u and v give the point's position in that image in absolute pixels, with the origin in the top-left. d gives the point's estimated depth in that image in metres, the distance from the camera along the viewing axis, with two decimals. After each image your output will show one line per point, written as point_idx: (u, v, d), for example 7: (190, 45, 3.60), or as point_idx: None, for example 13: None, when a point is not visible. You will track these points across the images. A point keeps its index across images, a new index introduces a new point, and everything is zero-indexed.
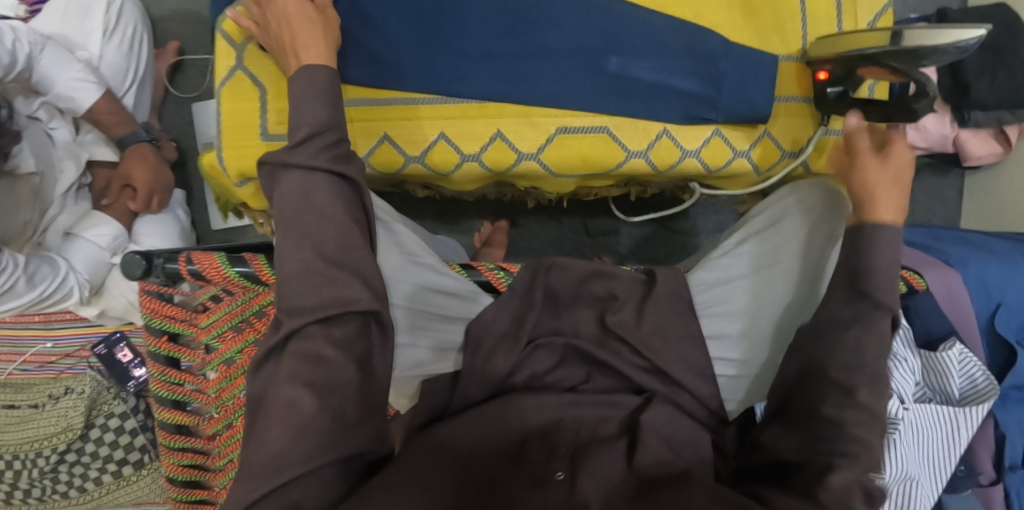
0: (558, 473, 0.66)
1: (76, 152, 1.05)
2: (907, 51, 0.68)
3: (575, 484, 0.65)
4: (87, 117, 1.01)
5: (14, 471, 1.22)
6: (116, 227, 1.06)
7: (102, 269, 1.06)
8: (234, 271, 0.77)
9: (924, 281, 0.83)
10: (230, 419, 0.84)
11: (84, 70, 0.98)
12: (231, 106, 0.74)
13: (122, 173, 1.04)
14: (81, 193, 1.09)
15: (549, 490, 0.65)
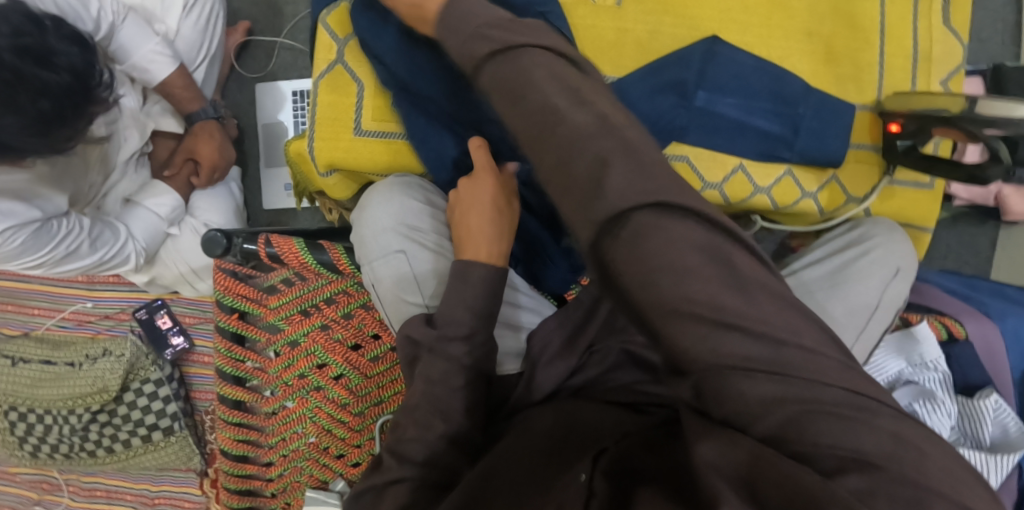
0: (580, 474, 0.54)
1: (144, 121, 1.07)
2: (985, 118, 0.72)
3: (601, 481, 0.52)
4: (160, 90, 1.02)
5: (45, 425, 1.23)
6: (176, 199, 1.08)
7: (158, 238, 1.07)
8: (313, 258, 0.80)
9: (965, 329, 0.87)
10: (287, 399, 0.88)
11: (161, 44, 0.99)
12: (328, 98, 0.77)
13: (189, 146, 1.08)
14: (142, 162, 1.10)
15: (567, 489, 0.52)
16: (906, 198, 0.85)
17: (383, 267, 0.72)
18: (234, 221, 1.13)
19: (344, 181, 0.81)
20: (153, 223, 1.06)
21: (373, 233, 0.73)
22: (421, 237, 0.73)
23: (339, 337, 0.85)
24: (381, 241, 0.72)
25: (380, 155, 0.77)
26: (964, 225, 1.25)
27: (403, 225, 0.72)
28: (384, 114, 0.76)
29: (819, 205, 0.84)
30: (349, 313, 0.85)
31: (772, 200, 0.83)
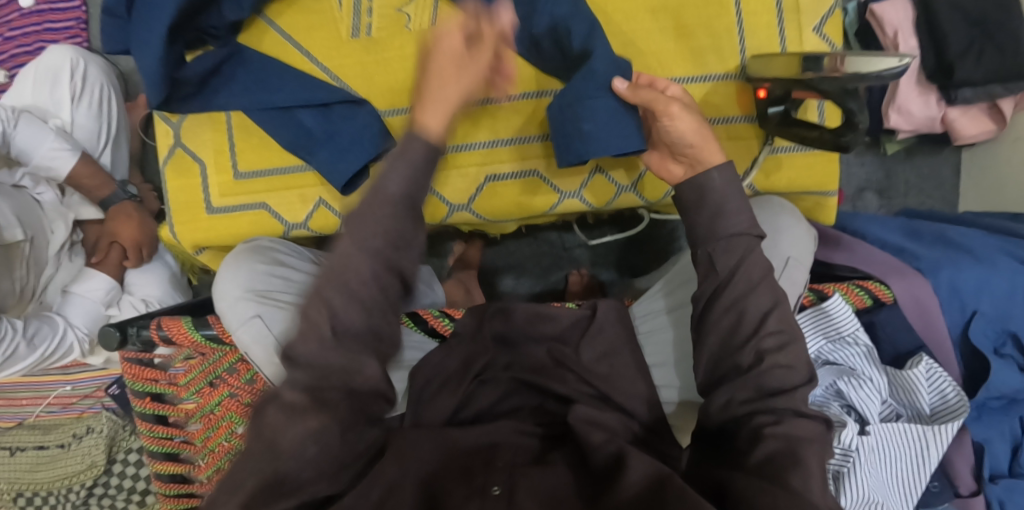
0: (495, 488, 0.64)
1: (62, 213, 1.10)
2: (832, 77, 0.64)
3: (514, 499, 0.63)
4: (69, 182, 1.05)
5: (49, 505, 1.30)
6: (110, 283, 1.11)
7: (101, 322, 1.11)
8: (200, 334, 0.81)
9: (892, 292, 0.79)
10: (219, 465, 0.90)
11: (59, 139, 1.03)
12: (177, 184, 0.81)
13: (109, 231, 1.09)
14: (75, 250, 1.14)
15: (487, 502, 0.62)
16: (795, 166, 0.79)
17: (245, 335, 0.70)
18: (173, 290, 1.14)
19: (217, 255, 0.86)
20: (92, 310, 1.09)
21: (229, 306, 0.72)
22: (273, 298, 0.73)
23: (249, 401, 0.87)
24: (235, 312, 0.72)
25: (236, 228, 0.82)
26: (922, 156, 1.22)
27: (255, 291, 0.73)
28: (230, 189, 0.81)
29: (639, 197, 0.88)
30: (253, 377, 0.86)
31: (637, 196, 0.87)
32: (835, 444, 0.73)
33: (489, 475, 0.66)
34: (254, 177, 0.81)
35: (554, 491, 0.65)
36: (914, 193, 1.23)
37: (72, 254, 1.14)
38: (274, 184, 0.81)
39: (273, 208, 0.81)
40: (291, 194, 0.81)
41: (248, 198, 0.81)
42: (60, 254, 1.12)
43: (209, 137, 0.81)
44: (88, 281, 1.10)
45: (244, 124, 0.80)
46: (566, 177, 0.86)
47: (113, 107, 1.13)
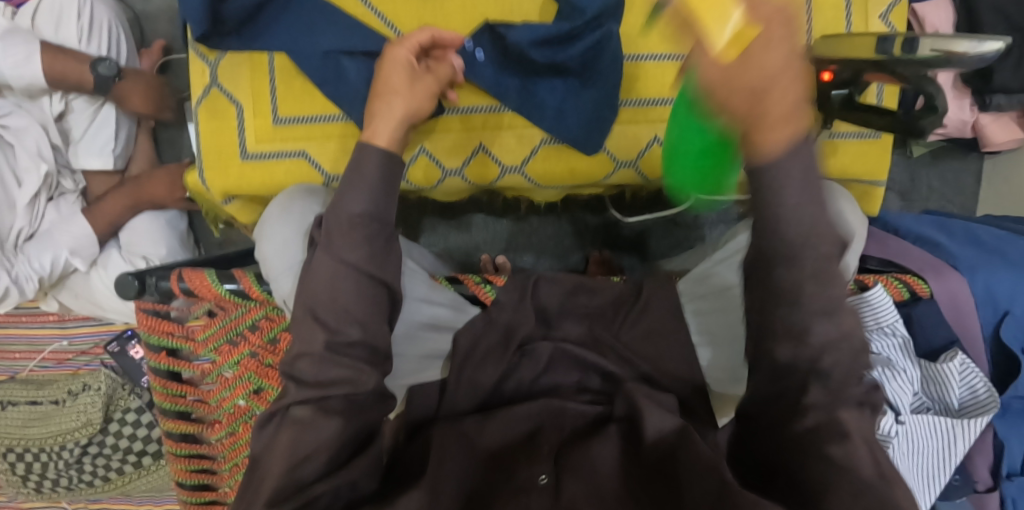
0: (541, 478, 0.67)
1: (35, 164, 1.03)
2: (920, 61, 0.63)
3: (559, 488, 0.66)
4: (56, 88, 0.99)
5: (41, 462, 1.26)
6: (87, 232, 1.06)
7: (58, 267, 1.05)
8: (224, 288, 0.78)
9: (928, 287, 0.80)
10: (234, 427, 0.86)
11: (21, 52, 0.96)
12: (211, 126, 0.78)
13: (137, 189, 1.08)
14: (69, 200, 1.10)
15: (533, 495, 0.66)
16: (849, 153, 0.79)
17: (287, 281, 0.72)
18: (173, 245, 1.12)
19: (247, 205, 0.83)
20: (54, 251, 1.03)
21: (276, 250, 0.73)
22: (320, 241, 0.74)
23: (270, 361, 0.84)
24: (284, 256, 0.72)
25: (270, 175, 0.79)
26: (946, 161, 1.23)
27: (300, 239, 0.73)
28: (267, 135, 0.78)
29: (704, 171, 0.86)
30: (276, 336, 0.83)
31: None
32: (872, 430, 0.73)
33: (534, 467, 0.68)
34: (293, 124, 0.78)
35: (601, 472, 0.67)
36: (934, 198, 1.24)
37: (60, 203, 1.09)
38: (314, 132, 0.78)
39: (312, 157, 0.79)
40: (332, 145, 0.78)
41: (285, 145, 0.78)
42: (45, 200, 1.07)
43: (247, 78, 0.77)
44: (68, 222, 1.05)
45: (286, 67, 0.77)
46: (623, 144, 0.85)
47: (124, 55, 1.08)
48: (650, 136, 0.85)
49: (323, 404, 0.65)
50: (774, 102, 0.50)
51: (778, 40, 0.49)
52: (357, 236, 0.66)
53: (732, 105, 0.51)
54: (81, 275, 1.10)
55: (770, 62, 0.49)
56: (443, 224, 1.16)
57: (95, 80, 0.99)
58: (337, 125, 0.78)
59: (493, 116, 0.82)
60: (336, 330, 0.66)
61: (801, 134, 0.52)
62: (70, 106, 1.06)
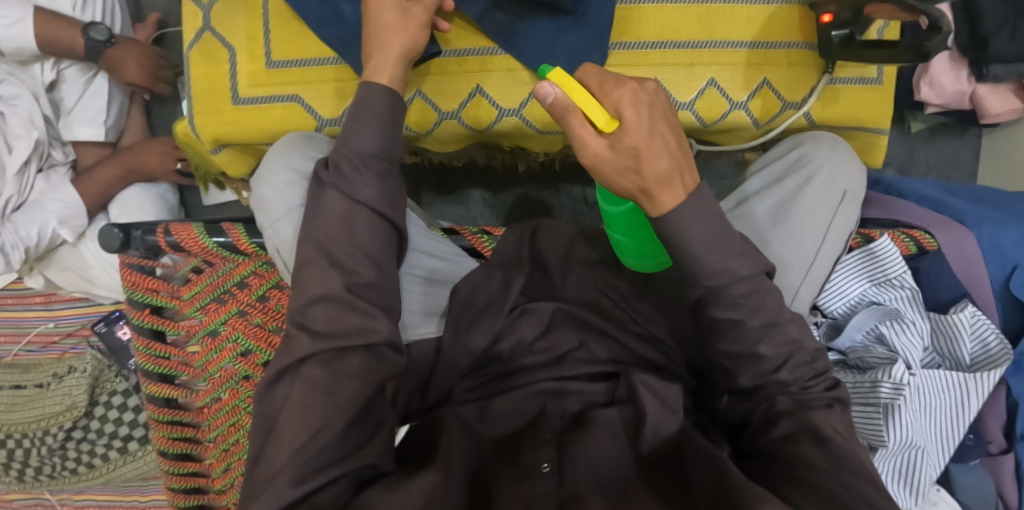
0: (544, 465, 0.65)
1: (26, 130, 1.01)
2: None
3: (563, 474, 0.64)
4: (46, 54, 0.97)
5: (24, 448, 1.22)
6: (77, 202, 1.04)
7: (47, 236, 1.03)
8: (213, 241, 0.76)
9: (936, 241, 0.77)
10: (219, 392, 0.84)
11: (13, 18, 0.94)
12: (203, 70, 0.77)
13: (130, 158, 1.07)
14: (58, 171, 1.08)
15: (537, 481, 0.64)
16: (852, 98, 0.78)
17: (286, 226, 0.71)
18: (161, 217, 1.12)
19: (238, 155, 0.83)
20: (42, 220, 1.02)
21: (277, 192, 0.72)
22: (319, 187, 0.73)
23: (259, 321, 0.81)
24: (283, 200, 0.71)
25: (263, 120, 0.77)
26: (943, 138, 1.21)
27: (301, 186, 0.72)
28: (260, 78, 0.77)
29: (752, 116, 0.79)
30: (265, 294, 0.81)
31: (697, 116, 0.79)
32: (884, 379, 0.70)
33: (537, 451, 0.66)
34: (287, 66, 0.76)
35: (606, 457, 0.66)
36: (931, 174, 1.22)
37: (51, 174, 1.07)
38: (308, 76, 0.76)
39: (306, 101, 0.77)
40: (326, 88, 0.76)
41: (279, 89, 0.77)
42: (35, 170, 1.05)
43: (241, 21, 0.76)
44: (58, 191, 1.04)
45: (280, 10, 0.76)
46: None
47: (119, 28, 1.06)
48: (652, 78, 0.78)
49: (334, 363, 0.65)
50: (652, 169, 0.54)
51: (641, 123, 0.53)
52: (375, 176, 0.68)
53: (617, 181, 0.55)
54: (70, 247, 1.08)
55: (638, 136, 0.53)
56: (441, 201, 1.17)
57: (86, 46, 0.97)
58: (331, 69, 0.76)
59: (489, 57, 0.78)
60: (352, 270, 0.66)
61: (689, 191, 0.56)
62: (62, 75, 1.04)
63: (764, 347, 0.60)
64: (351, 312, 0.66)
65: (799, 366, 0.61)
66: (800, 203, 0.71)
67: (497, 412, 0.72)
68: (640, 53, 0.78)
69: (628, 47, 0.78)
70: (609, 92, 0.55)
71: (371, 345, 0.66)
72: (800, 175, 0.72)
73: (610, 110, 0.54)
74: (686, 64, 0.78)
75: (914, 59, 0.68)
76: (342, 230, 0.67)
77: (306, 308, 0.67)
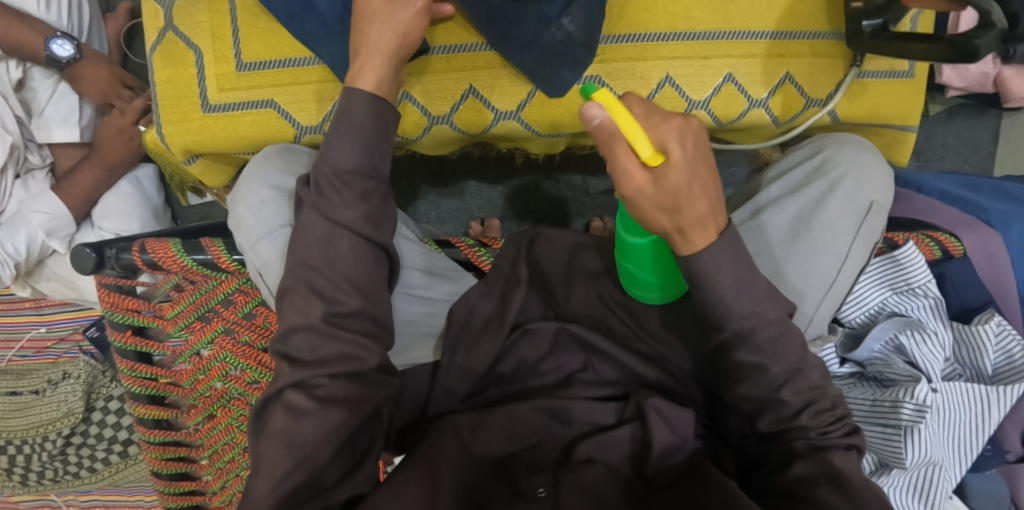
0: (540, 490, 0.63)
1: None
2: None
3: (559, 500, 0.62)
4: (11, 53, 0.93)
5: (24, 456, 1.20)
6: (62, 211, 1.01)
7: (37, 248, 1.01)
8: (192, 259, 0.72)
9: (961, 245, 0.73)
10: (211, 410, 0.81)
11: None
12: (166, 74, 0.72)
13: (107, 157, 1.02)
14: (36, 177, 1.05)
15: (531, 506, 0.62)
16: (879, 92, 0.73)
17: (267, 247, 0.66)
18: (146, 218, 1.07)
19: (212, 165, 0.78)
20: (28, 232, 1.00)
21: (255, 212, 0.67)
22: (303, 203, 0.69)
23: (246, 339, 0.77)
24: (263, 219, 0.67)
25: (235, 128, 0.72)
26: (961, 119, 1.14)
27: (284, 203, 0.68)
28: (229, 83, 0.71)
29: (771, 113, 0.74)
30: (251, 312, 0.76)
31: (712, 114, 0.74)
32: (906, 399, 0.66)
33: (534, 477, 0.64)
34: (258, 69, 0.71)
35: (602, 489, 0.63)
36: (950, 156, 1.16)
37: (29, 180, 1.04)
38: (282, 79, 0.71)
39: (281, 107, 0.72)
40: (302, 91, 0.71)
41: (250, 94, 0.72)
42: (13, 177, 1.02)
43: (205, 19, 0.71)
44: (37, 201, 1.00)
45: (248, 6, 0.70)
46: (633, 83, 0.73)
47: (94, 44, 1.03)
48: (662, 75, 0.72)
49: (322, 393, 0.62)
50: (690, 211, 0.50)
51: (688, 164, 0.48)
52: (365, 194, 0.63)
53: (650, 220, 0.50)
54: (59, 256, 1.05)
55: (683, 178, 0.48)
56: (435, 194, 1.12)
57: (48, 58, 0.93)
58: (311, 71, 0.71)
59: (478, 53, 0.73)
60: (336, 299, 0.62)
61: (717, 233, 0.53)
62: (28, 74, 0.99)
63: (786, 392, 0.58)
64: (335, 344, 0.62)
65: (819, 412, 0.59)
66: (823, 214, 0.66)
67: (494, 423, 0.68)
68: (650, 46, 0.72)
69: (634, 40, 0.72)
70: (653, 123, 0.48)
71: (358, 373, 0.63)
72: (821, 184, 0.67)
73: (656, 143, 0.48)
74: (700, 57, 0.72)
75: (960, 59, 0.61)
76: (326, 257, 0.62)
77: (288, 338, 0.63)
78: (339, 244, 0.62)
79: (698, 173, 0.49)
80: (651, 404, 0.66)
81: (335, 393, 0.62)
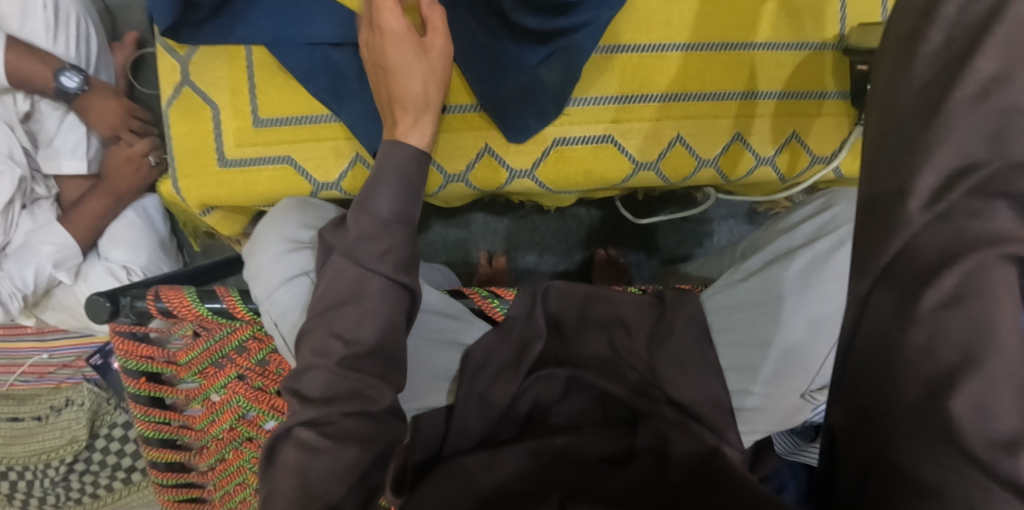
0: None
1: (9, 167, 0.97)
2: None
3: None
4: (19, 85, 0.93)
5: (26, 481, 1.20)
6: (70, 242, 1.02)
7: (44, 279, 1.01)
8: (206, 308, 0.71)
9: None
10: (223, 453, 0.80)
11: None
12: (184, 129, 0.72)
13: (114, 188, 1.02)
14: (43, 207, 1.04)
15: None
16: None
17: (284, 296, 0.65)
18: (151, 248, 1.07)
19: (227, 215, 0.77)
20: (36, 264, 0.99)
21: (271, 263, 0.67)
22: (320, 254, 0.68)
23: (259, 384, 0.77)
24: (280, 268, 0.67)
25: (254, 184, 0.72)
26: None
27: (301, 254, 0.67)
28: (247, 138, 0.71)
29: (777, 171, 0.76)
30: (265, 359, 0.76)
31: (720, 171, 0.76)
32: None
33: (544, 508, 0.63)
34: (275, 126, 0.71)
35: None
36: None
37: (36, 210, 1.04)
38: (300, 135, 0.71)
39: (299, 163, 0.72)
40: (320, 148, 0.71)
41: (269, 150, 0.71)
42: (19, 207, 1.02)
43: (223, 75, 0.71)
44: (46, 232, 1.01)
45: (266, 63, 0.70)
46: (644, 143, 0.74)
47: (103, 76, 1.03)
48: (673, 135, 0.74)
49: (337, 430, 0.61)
50: None
51: None
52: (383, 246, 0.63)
53: None
54: (66, 287, 1.05)
55: None
56: (442, 224, 1.11)
57: (57, 91, 0.93)
58: (330, 128, 0.71)
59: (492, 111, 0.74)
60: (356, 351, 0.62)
61: None
62: (36, 106, 0.99)
63: None
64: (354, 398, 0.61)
65: None
66: (833, 266, 0.69)
67: (507, 460, 0.69)
68: (662, 108, 0.73)
69: (644, 101, 0.73)
70: None
71: (370, 412, 0.61)
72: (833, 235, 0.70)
73: None
74: (711, 117, 0.73)
75: None
76: (345, 310, 0.62)
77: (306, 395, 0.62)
78: (356, 295, 0.62)
79: None
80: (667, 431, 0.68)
81: (352, 428, 0.61)
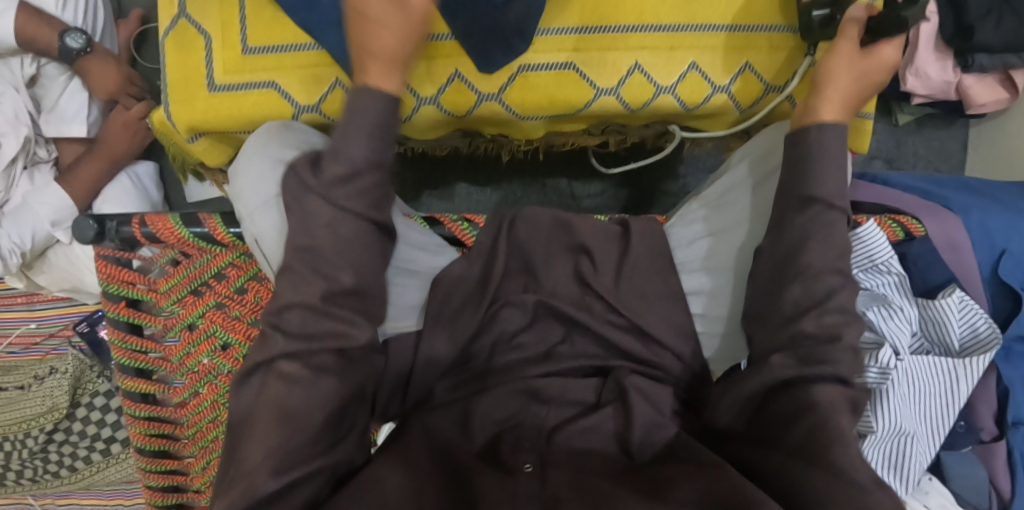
0: (526, 466, 0.63)
1: (14, 126, 1.02)
2: None
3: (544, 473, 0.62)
4: (25, 47, 0.98)
5: (5, 452, 1.19)
6: (67, 203, 1.04)
7: (41, 239, 1.04)
8: (189, 232, 0.74)
9: (923, 227, 0.77)
10: (197, 388, 0.82)
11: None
12: (177, 58, 0.76)
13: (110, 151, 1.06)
14: (41, 171, 1.08)
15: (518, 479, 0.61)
16: None
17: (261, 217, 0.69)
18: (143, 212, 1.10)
19: (215, 144, 0.82)
20: (34, 224, 1.03)
21: (249, 188, 0.71)
22: None
23: (237, 313, 0.79)
24: (256, 193, 0.70)
25: (239, 107, 0.76)
26: (931, 129, 1.20)
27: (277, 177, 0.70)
28: (234, 65, 0.76)
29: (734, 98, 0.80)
30: (243, 287, 0.79)
31: (680, 99, 0.80)
32: (871, 364, 0.70)
33: (520, 456, 0.65)
34: (261, 53, 0.75)
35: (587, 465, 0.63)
36: (920, 164, 1.21)
37: (35, 173, 1.07)
38: (283, 62, 0.76)
39: (282, 88, 0.76)
40: (302, 74, 0.76)
41: (254, 75, 0.76)
42: (21, 168, 1.05)
43: (215, 8, 0.76)
44: (42, 193, 1.03)
45: None
46: (603, 70, 0.78)
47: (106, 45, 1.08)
48: (632, 62, 0.78)
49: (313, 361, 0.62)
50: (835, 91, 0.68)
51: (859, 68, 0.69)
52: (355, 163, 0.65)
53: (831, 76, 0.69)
54: (61, 247, 1.07)
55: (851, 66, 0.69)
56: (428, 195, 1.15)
57: (60, 50, 0.97)
58: (309, 55, 0.75)
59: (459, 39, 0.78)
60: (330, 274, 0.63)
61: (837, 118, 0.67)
62: (42, 71, 1.04)
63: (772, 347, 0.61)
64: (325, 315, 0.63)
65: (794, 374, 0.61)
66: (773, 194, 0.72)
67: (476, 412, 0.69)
68: (621, 37, 0.78)
69: (604, 31, 0.78)
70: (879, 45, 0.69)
71: (346, 351, 0.64)
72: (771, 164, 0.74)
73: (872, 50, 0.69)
74: (667, 47, 0.78)
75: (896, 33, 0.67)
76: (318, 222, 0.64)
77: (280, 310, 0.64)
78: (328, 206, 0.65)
79: (865, 77, 0.69)
80: (631, 383, 0.70)
81: (327, 363, 0.63)
